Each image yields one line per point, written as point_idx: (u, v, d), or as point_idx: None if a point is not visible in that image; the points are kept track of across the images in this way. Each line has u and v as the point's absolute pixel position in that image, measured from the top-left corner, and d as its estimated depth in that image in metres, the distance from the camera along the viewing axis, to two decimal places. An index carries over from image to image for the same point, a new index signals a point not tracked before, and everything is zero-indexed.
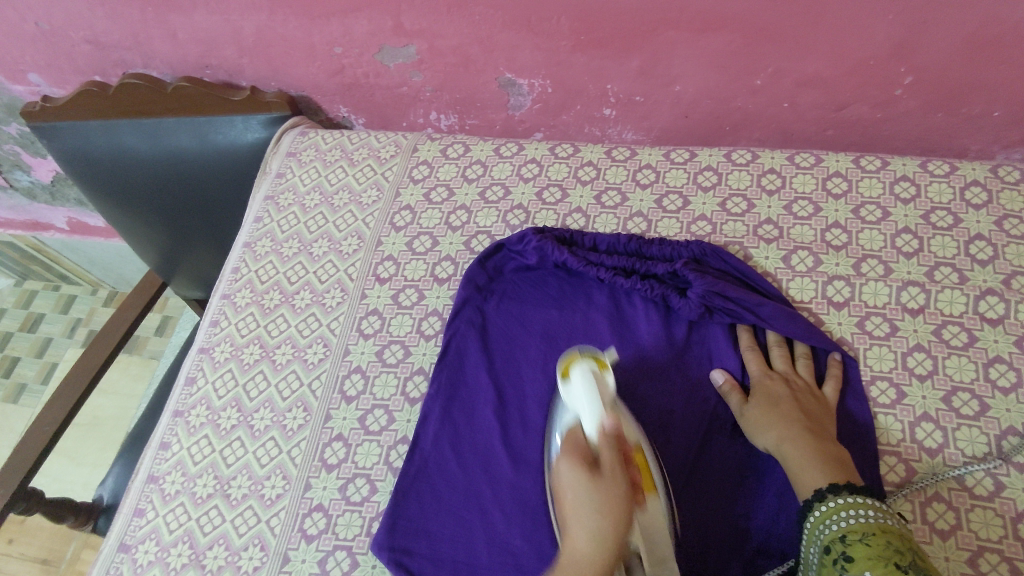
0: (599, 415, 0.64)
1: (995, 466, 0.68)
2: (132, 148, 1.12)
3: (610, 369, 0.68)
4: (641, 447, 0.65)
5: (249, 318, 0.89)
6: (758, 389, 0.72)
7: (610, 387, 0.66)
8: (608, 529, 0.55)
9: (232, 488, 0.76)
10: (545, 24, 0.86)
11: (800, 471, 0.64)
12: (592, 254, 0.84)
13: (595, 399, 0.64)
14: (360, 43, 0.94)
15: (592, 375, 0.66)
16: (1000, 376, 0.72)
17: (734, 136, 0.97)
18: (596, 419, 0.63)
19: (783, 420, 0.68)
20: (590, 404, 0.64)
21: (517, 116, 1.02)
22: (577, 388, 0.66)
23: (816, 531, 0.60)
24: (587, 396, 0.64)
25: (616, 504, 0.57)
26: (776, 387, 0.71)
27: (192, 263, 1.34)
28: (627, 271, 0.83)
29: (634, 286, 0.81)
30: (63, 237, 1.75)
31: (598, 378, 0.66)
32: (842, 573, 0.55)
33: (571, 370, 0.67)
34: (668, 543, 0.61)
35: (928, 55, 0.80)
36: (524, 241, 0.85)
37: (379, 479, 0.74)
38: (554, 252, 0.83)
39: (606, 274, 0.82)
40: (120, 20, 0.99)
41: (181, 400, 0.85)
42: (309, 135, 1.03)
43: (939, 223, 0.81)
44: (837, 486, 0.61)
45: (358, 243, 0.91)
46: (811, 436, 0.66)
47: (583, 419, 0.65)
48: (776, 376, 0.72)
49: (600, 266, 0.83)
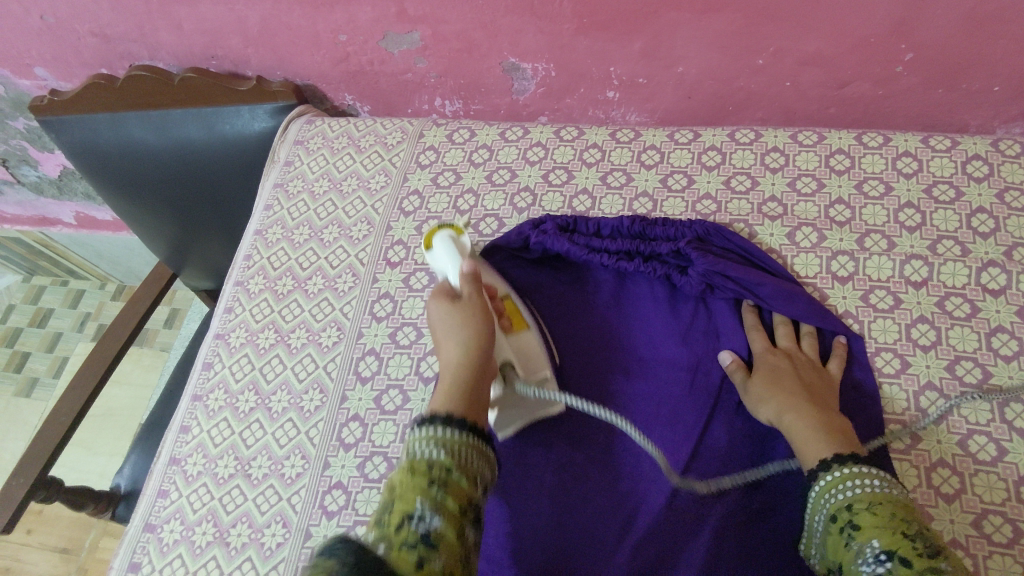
0: (460, 264, 0.74)
1: (998, 432, 0.69)
2: (140, 140, 1.13)
3: (466, 234, 0.79)
4: (510, 297, 0.78)
5: (264, 304, 0.90)
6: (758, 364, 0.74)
7: (468, 247, 0.77)
8: (472, 343, 0.65)
9: (253, 468, 0.78)
10: (548, 7, 0.87)
11: (804, 444, 0.65)
12: (595, 239, 0.85)
13: (455, 256, 0.75)
14: (364, 31, 0.95)
15: (450, 240, 0.76)
16: (1002, 345, 0.73)
17: (737, 116, 0.98)
18: (456, 268, 0.74)
19: (782, 392, 0.69)
20: (452, 259, 0.75)
21: (521, 100, 1.03)
22: (439, 252, 0.76)
23: (822, 500, 0.61)
24: (447, 256, 0.75)
25: (473, 322, 0.66)
26: (775, 361, 0.73)
27: (202, 253, 1.35)
28: (630, 254, 0.84)
29: (638, 268, 0.83)
30: (70, 232, 1.76)
31: (455, 242, 0.76)
32: (849, 541, 0.57)
33: (432, 240, 0.77)
34: (543, 361, 0.75)
35: (929, 31, 0.81)
36: (521, 234, 0.86)
37: (396, 456, 0.76)
38: (558, 244, 0.84)
39: (610, 258, 0.83)
40: (125, 12, 1.00)
41: (199, 384, 0.86)
42: (315, 123, 1.04)
43: (941, 196, 0.82)
44: (844, 454, 0.63)
45: (367, 229, 0.93)
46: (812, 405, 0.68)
47: (450, 276, 0.75)
48: (774, 352, 0.74)
49: (603, 252, 0.84)
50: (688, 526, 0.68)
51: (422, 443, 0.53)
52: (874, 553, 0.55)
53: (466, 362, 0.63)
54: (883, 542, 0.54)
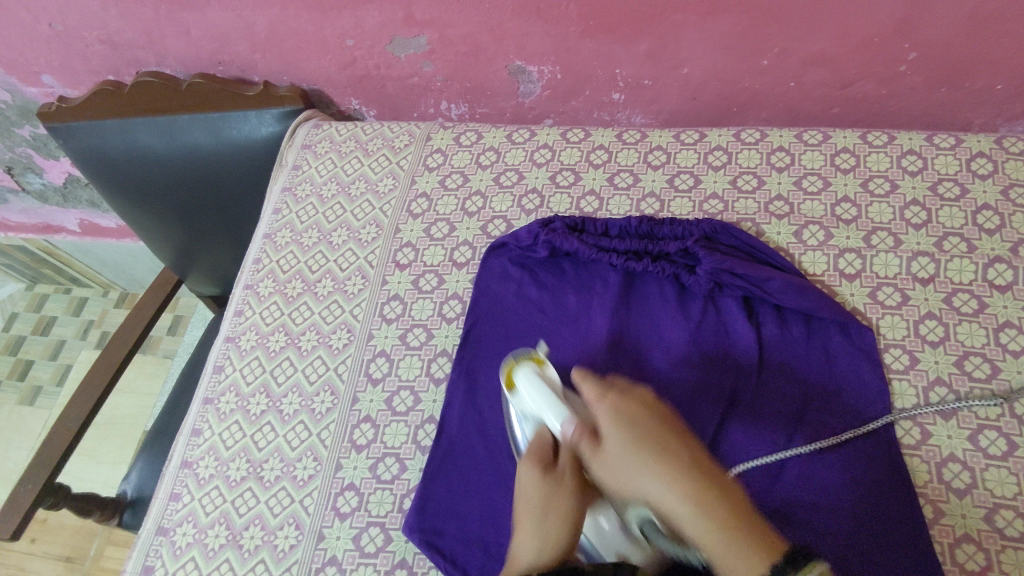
0: (557, 410, 0.65)
1: (1008, 426, 0.70)
2: (147, 146, 1.13)
3: (549, 364, 0.72)
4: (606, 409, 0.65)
5: (273, 307, 0.90)
6: (617, 422, 0.59)
7: (556, 382, 0.69)
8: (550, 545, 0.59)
9: (265, 470, 0.79)
10: (554, 10, 0.88)
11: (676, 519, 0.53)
12: (603, 239, 0.85)
13: (542, 394, 0.67)
14: (371, 35, 0.96)
15: (533, 375, 0.69)
16: (1010, 341, 0.74)
17: (742, 117, 0.99)
18: (554, 412, 0.65)
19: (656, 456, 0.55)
20: (542, 396, 0.67)
21: (526, 103, 1.04)
22: (525, 399, 0.68)
23: None
24: (534, 393, 0.67)
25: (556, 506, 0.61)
26: (630, 417, 0.59)
27: (208, 260, 1.36)
28: (639, 254, 0.84)
29: (647, 268, 0.83)
30: (74, 240, 1.76)
31: (540, 376, 0.69)
32: None
33: (515, 377, 0.71)
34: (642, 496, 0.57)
35: (932, 31, 0.82)
36: (530, 235, 0.86)
37: (408, 457, 0.76)
38: (567, 244, 0.84)
39: (619, 258, 0.84)
40: (133, 19, 1.00)
41: (210, 387, 0.87)
42: (323, 127, 1.05)
43: (946, 193, 0.83)
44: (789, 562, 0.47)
45: (376, 231, 0.93)
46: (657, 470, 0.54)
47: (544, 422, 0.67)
48: (636, 418, 0.58)
49: (612, 252, 0.84)
50: None
51: None
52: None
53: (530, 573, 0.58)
54: None
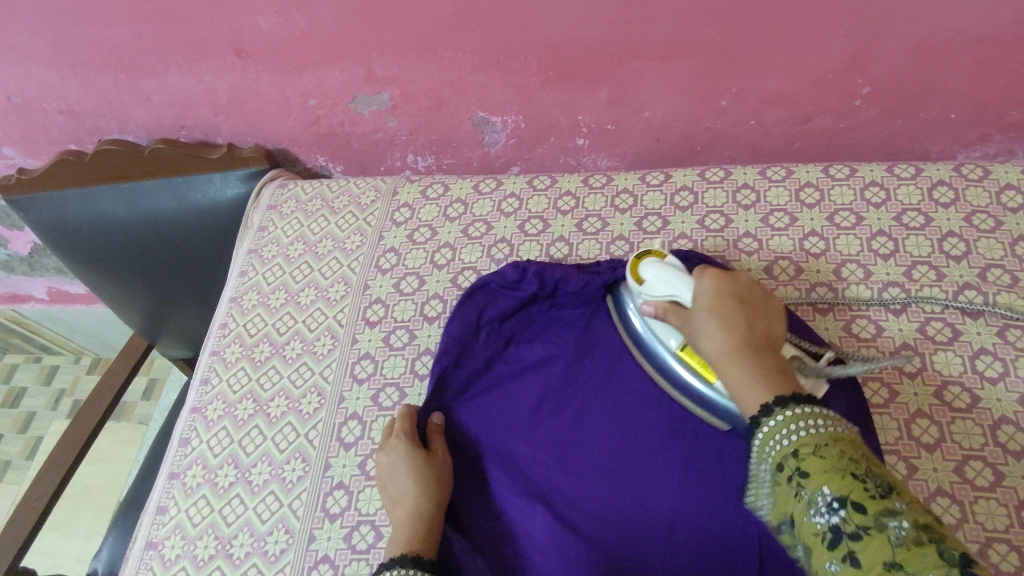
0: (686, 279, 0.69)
1: (993, 456, 0.69)
2: (110, 213, 1.12)
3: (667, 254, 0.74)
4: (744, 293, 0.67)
5: (241, 373, 0.88)
6: (713, 291, 0.67)
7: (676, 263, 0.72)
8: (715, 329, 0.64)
9: (234, 547, 0.75)
10: (513, 62, 0.89)
11: (735, 386, 0.61)
12: (581, 276, 0.83)
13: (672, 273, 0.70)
14: (334, 94, 0.96)
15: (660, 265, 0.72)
16: (987, 367, 0.73)
17: (706, 156, 1.00)
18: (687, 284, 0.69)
19: (725, 328, 0.64)
20: (674, 281, 0.70)
21: (492, 152, 1.04)
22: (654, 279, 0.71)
23: (766, 449, 0.56)
24: (664, 275, 0.71)
25: (728, 325, 0.64)
26: (722, 291, 0.67)
27: (178, 323, 1.33)
28: (615, 288, 0.83)
29: (627, 301, 0.81)
30: (43, 307, 1.72)
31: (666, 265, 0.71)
32: (797, 490, 0.52)
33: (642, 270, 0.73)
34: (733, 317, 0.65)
35: (883, 66, 0.84)
36: (503, 276, 0.83)
37: (384, 524, 0.73)
38: (550, 278, 0.81)
39: (599, 292, 0.81)
40: (92, 89, 1.00)
41: (176, 461, 0.83)
42: (288, 186, 1.04)
43: (911, 223, 0.84)
44: (800, 399, 0.56)
45: (345, 289, 0.92)
46: (726, 334, 0.64)
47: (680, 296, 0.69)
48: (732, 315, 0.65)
49: (591, 286, 0.81)
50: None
51: None
52: (826, 501, 0.49)
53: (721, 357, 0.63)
54: (834, 489, 0.49)
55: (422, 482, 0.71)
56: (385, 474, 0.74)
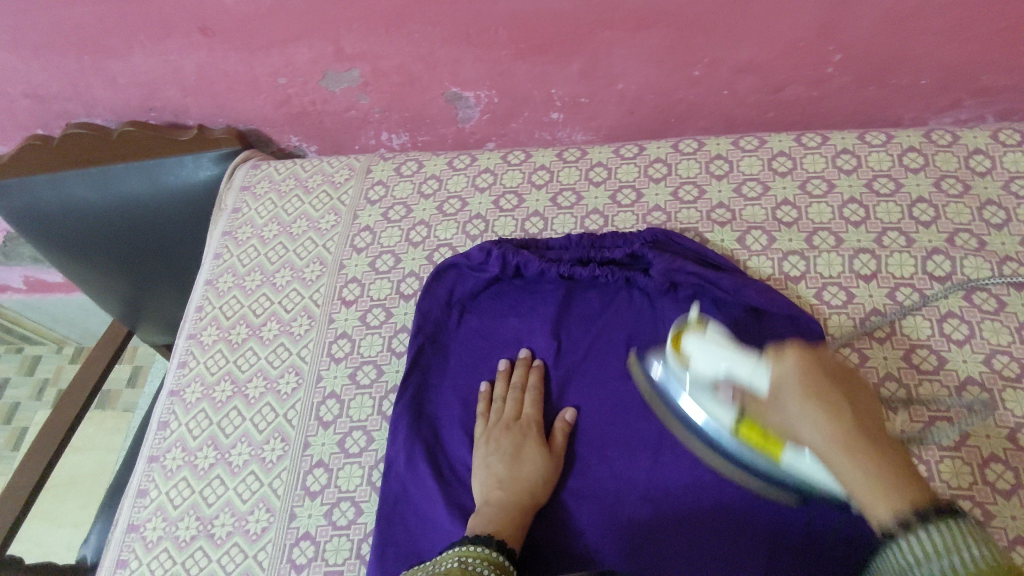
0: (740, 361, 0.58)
1: (959, 416, 0.70)
2: (82, 199, 1.10)
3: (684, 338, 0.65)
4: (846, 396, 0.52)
5: (218, 355, 0.88)
6: (795, 372, 0.53)
7: (723, 338, 0.62)
8: (836, 455, 0.50)
9: (215, 527, 0.75)
10: (483, 35, 0.88)
11: (855, 484, 0.49)
12: (549, 253, 0.84)
13: (727, 352, 0.59)
14: (304, 72, 0.95)
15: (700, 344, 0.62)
16: (953, 331, 0.74)
17: (680, 127, 1.00)
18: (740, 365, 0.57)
19: (826, 417, 0.51)
20: (720, 365, 0.60)
21: (467, 128, 1.03)
22: (698, 361, 0.62)
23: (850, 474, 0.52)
24: (711, 358, 0.61)
25: (838, 427, 0.50)
26: (811, 371, 0.53)
27: (158, 308, 1.32)
28: (586, 262, 0.84)
29: (595, 273, 0.82)
30: (22, 297, 1.71)
31: (708, 342, 0.62)
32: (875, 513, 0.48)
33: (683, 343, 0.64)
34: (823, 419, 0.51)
35: (853, 33, 0.83)
36: (474, 256, 0.84)
37: (364, 500, 0.74)
38: (515, 257, 0.83)
39: (567, 266, 0.82)
40: (56, 71, 0.98)
41: (155, 445, 0.83)
42: (261, 167, 1.03)
43: (882, 189, 0.84)
44: (942, 510, 0.46)
45: (320, 269, 0.91)
46: (827, 428, 0.50)
47: (737, 371, 0.57)
48: (815, 387, 0.52)
49: (560, 262, 0.83)
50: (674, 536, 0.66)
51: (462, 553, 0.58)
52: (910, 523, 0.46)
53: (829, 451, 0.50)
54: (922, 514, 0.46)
55: (541, 477, 0.70)
56: (475, 465, 0.72)
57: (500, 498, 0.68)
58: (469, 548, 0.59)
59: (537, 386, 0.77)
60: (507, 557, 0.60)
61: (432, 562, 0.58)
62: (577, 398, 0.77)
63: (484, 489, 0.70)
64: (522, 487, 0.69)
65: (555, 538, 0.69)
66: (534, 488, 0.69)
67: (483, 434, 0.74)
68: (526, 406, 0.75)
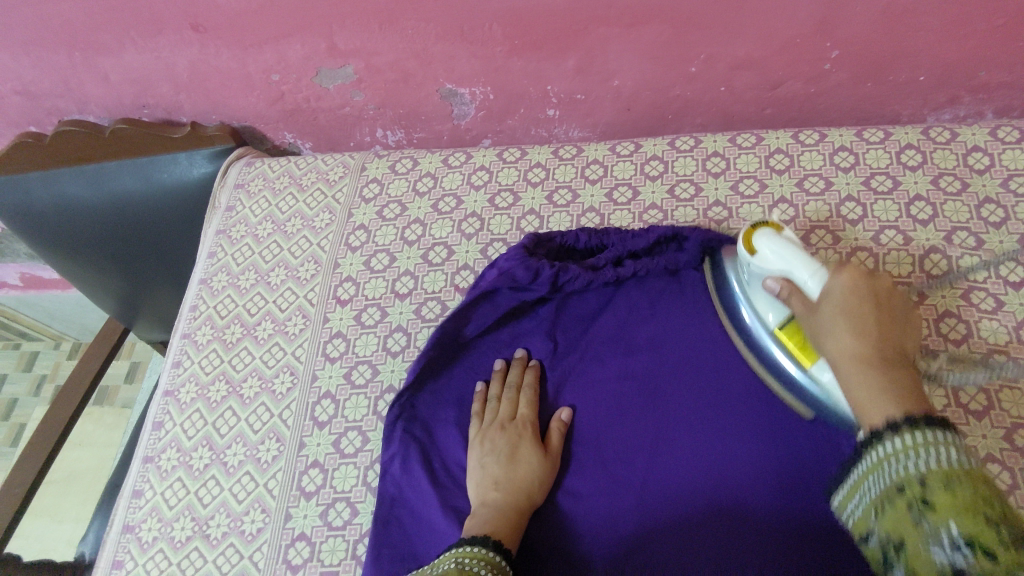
0: (806, 263, 0.63)
1: (955, 417, 0.70)
2: (75, 196, 1.09)
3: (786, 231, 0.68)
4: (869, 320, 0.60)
5: (213, 355, 0.87)
6: (845, 295, 0.59)
7: (796, 241, 0.67)
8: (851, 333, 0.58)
9: (211, 527, 0.75)
10: (477, 31, 0.87)
11: (858, 394, 0.55)
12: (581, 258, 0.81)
13: (792, 251, 0.64)
14: (297, 68, 0.94)
15: (779, 241, 0.66)
16: (950, 330, 0.74)
17: (677, 124, 0.99)
18: (807, 267, 0.63)
19: (854, 330, 0.58)
20: (791, 258, 0.64)
21: (462, 125, 1.02)
22: (767, 256, 0.66)
23: (886, 464, 0.50)
24: (782, 253, 0.65)
25: (858, 318, 0.58)
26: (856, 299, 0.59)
27: (154, 305, 1.32)
28: (618, 262, 0.81)
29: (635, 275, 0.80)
30: (17, 294, 1.71)
31: (784, 240, 0.66)
32: (917, 519, 0.46)
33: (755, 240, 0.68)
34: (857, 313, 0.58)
35: (850, 29, 0.83)
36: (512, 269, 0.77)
37: (359, 501, 0.74)
38: (565, 273, 0.78)
39: (610, 273, 0.80)
40: (47, 68, 0.97)
41: (150, 445, 0.83)
42: (255, 165, 1.02)
43: (879, 187, 0.84)
44: (932, 421, 0.49)
45: (315, 268, 0.91)
46: (856, 341, 0.57)
47: (797, 276, 0.64)
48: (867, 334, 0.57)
49: (599, 269, 0.80)
50: (667, 542, 0.66)
51: (456, 554, 0.59)
52: (951, 538, 0.43)
53: (862, 357, 0.56)
54: (964, 526, 0.43)
55: (537, 478, 0.69)
56: (471, 465, 0.72)
57: (495, 500, 0.68)
58: (464, 549, 0.59)
59: (532, 388, 0.76)
60: (503, 557, 0.60)
61: (429, 565, 0.59)
62: (572, 399, 0.76)
63: (478, 491, 0.69)
64: (517, 489, 0.68)
65: (552, 544, 0.68)
66: (529, 490, 0.69)
67: (479, 435, 0.74)
68: (520, 406, 0.75)
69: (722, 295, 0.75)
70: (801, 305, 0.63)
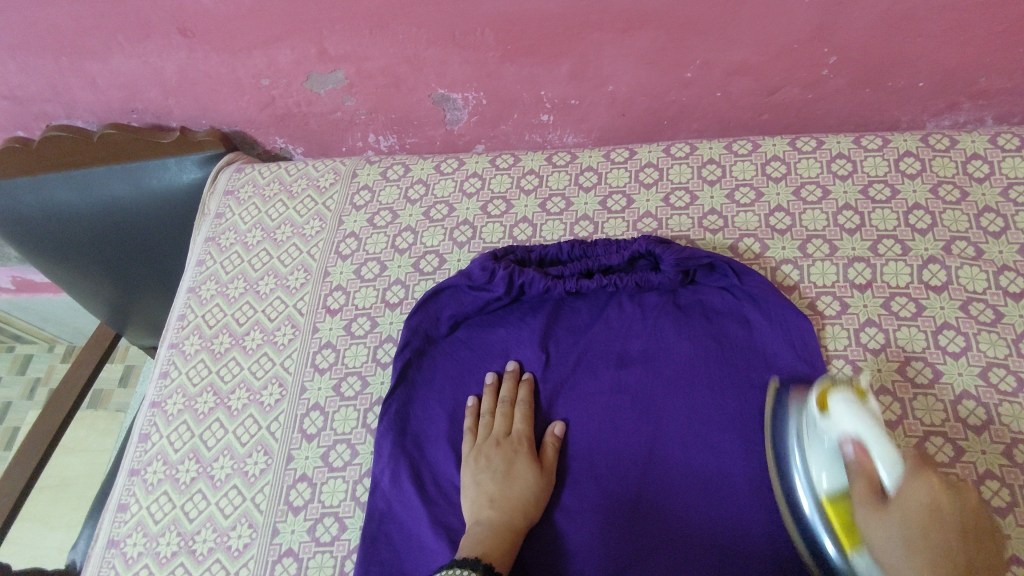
0: (884, 447, 0.56)
1: (953, 431, 0.68)
2: (64, 202, 1.08)
3: (869, 396, 0.61)
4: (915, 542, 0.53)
5: (200, 365, 0.86)
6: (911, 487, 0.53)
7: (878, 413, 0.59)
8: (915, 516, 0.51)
9: (197, 543, 0.74)
10: (469, 36, 0.85)
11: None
12: (552, 267, 0.82)
13: (870, 425, 0.57)
14: (287, 73, 0.93)
15: (856, 405, 0.59)
16: (949, 342, 0.73)
17: (673, 130, 0.97)
18: (884, 450, 0.56)
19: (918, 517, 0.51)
20: (868, 430, 0.57)
21: (455, 130, 1.01)
22: (838, 416, 0.59)
23: None
24: (858, 422, 0.58)
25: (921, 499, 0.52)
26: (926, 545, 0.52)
27: (146, 311, 1.31)
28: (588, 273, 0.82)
29: (600, 285, 0.80)
30: (10, 297, 1.70)
31: (864, 408, 0.59)
32: None
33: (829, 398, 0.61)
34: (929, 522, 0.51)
35: (849, 34, 0.81)
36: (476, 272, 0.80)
37: (347, 516, 0.73)
38: (522, 276, 0.79)
39: (573, 282, 0.80)
40: (34, 72, 0.96)
41: (136, 457, 0.82)
42: (245, 171, 1.01)
43: (878, 195, 0.82)
44: None
45: (305, 276, 0.89)
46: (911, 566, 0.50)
47: (873, 456, 0.56)
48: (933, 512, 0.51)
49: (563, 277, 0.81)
50: (664, 560, 0.65)
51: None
52: None
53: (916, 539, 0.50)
54: None
55: (532, 495, 0.68)
56: (464, 481, 0.71)
57: (489, 518, 0.66)
58: (453, 572, 0.57)
59: (527, 402, 0.75)
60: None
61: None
62: (565, 412, 0.75)
63: (472, 509, 0.68)
64: (511, 506, 0.67)
65: (546, 565, 0.67)
66: (524, 507, 0.67)
67: (472, 451, 0.73)
68: (514, 421, 0.73)
69: (776, 422, 0.67)
70: (864, 489, 0.55)
